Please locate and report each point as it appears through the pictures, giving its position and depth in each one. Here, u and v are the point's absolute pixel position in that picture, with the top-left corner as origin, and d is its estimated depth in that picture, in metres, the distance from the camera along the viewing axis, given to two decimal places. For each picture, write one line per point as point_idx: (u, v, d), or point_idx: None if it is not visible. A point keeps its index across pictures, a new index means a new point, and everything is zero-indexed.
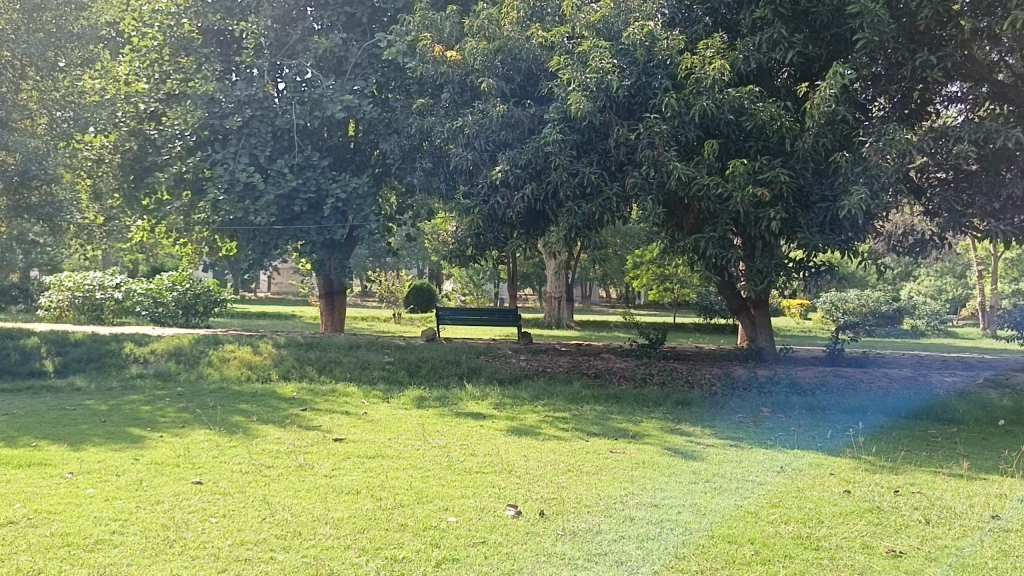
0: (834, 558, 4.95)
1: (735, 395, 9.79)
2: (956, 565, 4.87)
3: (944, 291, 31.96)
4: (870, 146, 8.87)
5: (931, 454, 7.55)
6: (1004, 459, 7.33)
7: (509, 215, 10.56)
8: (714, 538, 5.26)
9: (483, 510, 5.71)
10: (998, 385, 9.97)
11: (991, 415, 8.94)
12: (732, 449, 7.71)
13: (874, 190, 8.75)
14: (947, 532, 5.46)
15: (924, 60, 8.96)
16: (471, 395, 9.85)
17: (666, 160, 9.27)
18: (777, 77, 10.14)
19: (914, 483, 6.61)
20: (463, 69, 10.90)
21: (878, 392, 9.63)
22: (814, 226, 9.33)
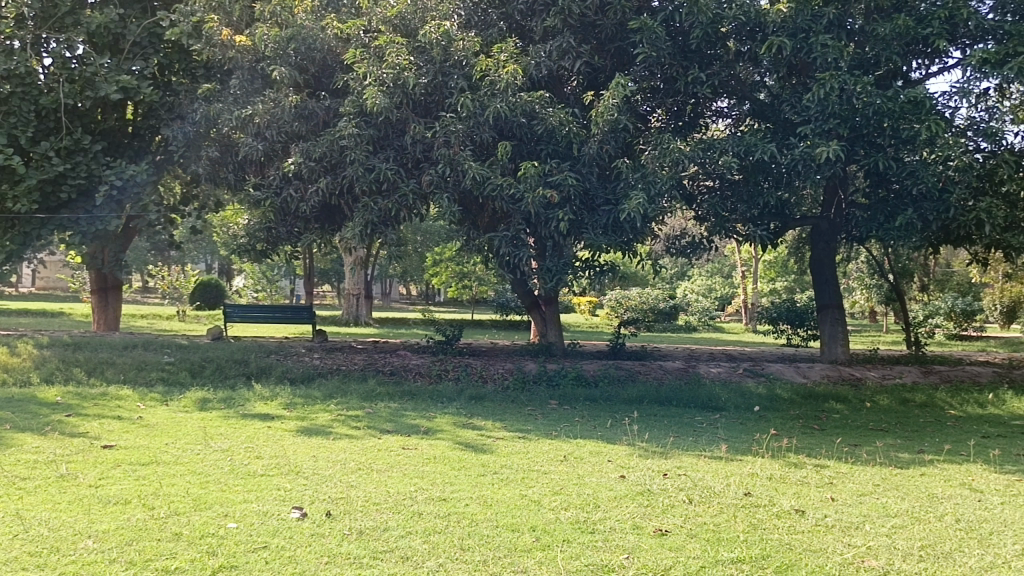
0: (607, 539, 5.25)
1: (525, 389, 10.15)
2: (712, 539, 5.33)
3: (713, 288, 34.88)
4: (648, 154, 9.56)
5: (696, 439, 8.21)
6: (756, 441, 8.12)
7: (303, 209, 10.29)
8: (498, 528, 5.42)
9: (266, 514, 5.52)
10: (754, 374, 11.05)
11: (748, 402, 9.87)
12: (520, 440, 7.97)
13: (651, 195, 9.37)
14: (706, 510, 5.96)
15: (695, 77, 9.80)
16: (260, 396, 9.49)
17: (461, 159, 9.41)
18: (567, 85, 10.62)
19: (681, 466, 7.17)
20: (254, 56, 10.53)
21: (654, 383, 10.34)
22: (599, 228, 9.82)
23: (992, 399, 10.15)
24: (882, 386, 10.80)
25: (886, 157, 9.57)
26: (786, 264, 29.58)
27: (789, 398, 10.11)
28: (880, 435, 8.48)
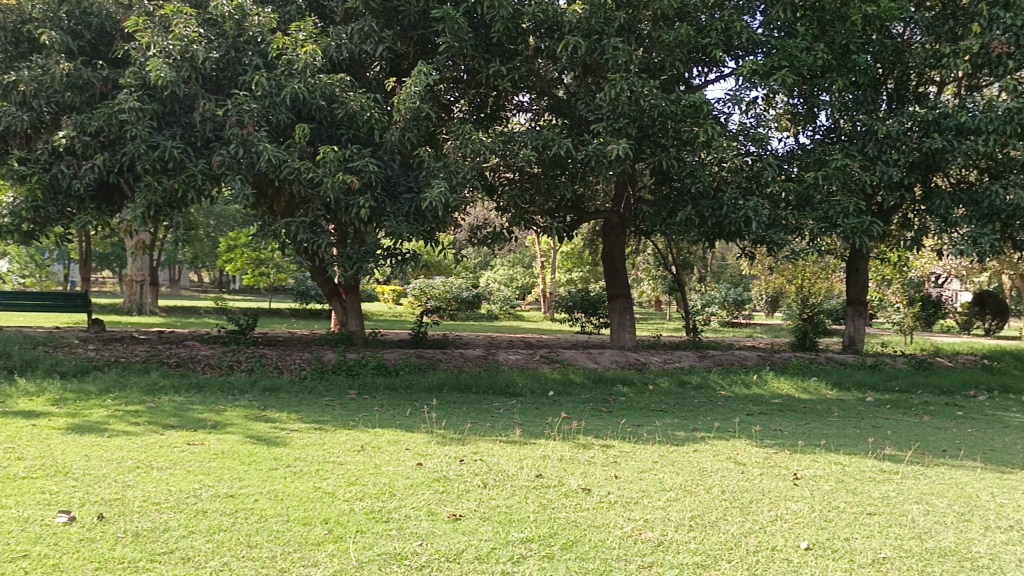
0: (401, 528, 5.25)
1: (324, 379, 9.95)
2: (503, 522, 5.48)
3: (514, 278, 35.89)
4: (451, 144, 9.74)
5: (492, 424, 8.41)
6: (548, 424, 8.46)
7: (76, 187, 9.43)
8: (289, 522, 5.25)
9: (26, 520, 5.01)
10: (550, 360, 11.50)
11: (543, 387, 10.25)
12: (315, 431, 7.79)
13: (453, 184, 9.47)
14: (499, 493, 6.12)
15: (496, 70, 9.96)
16: (23, 391, 8.60)
17: (256, 141, 9.00)
18: (369, 70, 10.57)
19: (477, 451, 7.31)
20: (18, 16, 9.49)
21: (454, 371, 10.48)
22: (401, 216, 9.69)
23: (756, 379, 11.22)
24: (664, 369, 11.61)
25: (669, 156, 10.28)
26: (582, 256, 31.31)
27: (580, 382, 10.61)
28: (659, 415, 9.11)
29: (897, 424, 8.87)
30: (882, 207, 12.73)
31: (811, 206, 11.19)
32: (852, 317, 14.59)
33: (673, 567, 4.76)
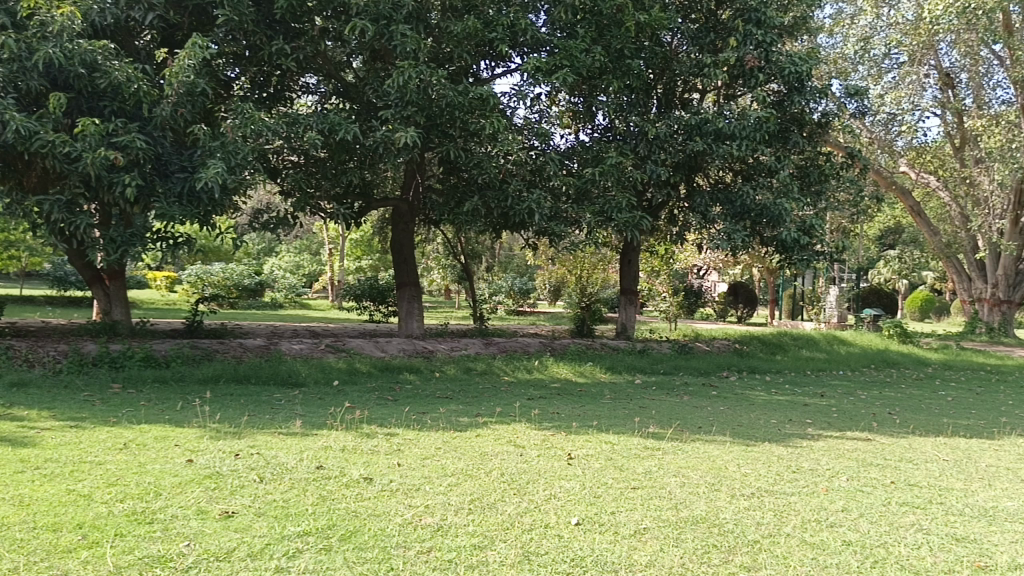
0: (166, 529, 4.92)
1: (82, 373, 9.17)
2: (280, 516, 5.29)
3: (300, 266, 34.82)
4: (229, 123, 9.34)
5: (272, 416, 8.11)
6: (330, 414, 8.30)
7: None
8: (35, 530, 4.75)
9: None
10: (335, 349, 11.31)
11: (327, 376, 10.04)
12: (70, 430, 7.12)
13: (231, 165, 9.04)
14: (276, 487, 5.91)
15: (279, 48, 9.74)
16: None
17: (1, 108, 8.06)
18: (139, 39, 9.84)
19: (254, 445, 7.02)
20: None
21: (232, 363, 10.00)
22: (172, 197, 9.09)
23: (537, 365, 11.68)
24: (450, 357, 11.78)
25: (456, 147, 10.49)
26: (371, 244, 31.00)
27: (366, 371, 10.52)
28: (444, 402, 9.24)
29: (660, 404, 9.60)
30: (651, 203, 13.68)
31: (589, 200, 11.82)
32: (624, 306, 15.57)
33: (451, 550, 4.85)
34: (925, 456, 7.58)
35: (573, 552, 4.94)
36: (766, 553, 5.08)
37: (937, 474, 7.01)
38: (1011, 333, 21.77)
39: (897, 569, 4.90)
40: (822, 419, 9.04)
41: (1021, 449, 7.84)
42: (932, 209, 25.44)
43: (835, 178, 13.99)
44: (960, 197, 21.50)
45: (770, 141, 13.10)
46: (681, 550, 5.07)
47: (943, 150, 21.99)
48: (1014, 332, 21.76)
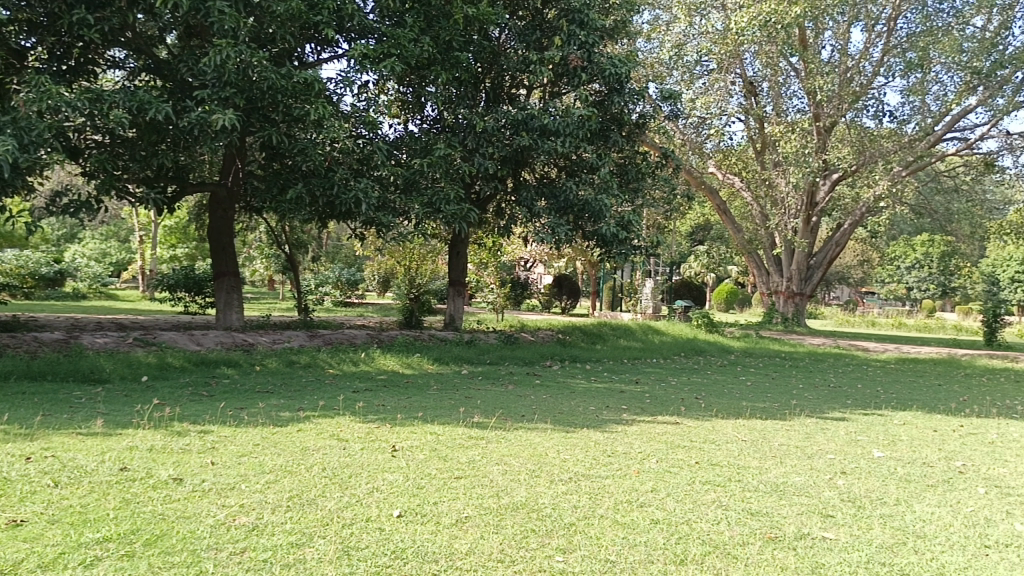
0: None
1: None
2: (78, 522, 4.90)
3: (107, 254, 32.37)
4: (22, 96, 8.56)
5: (69, 416, 7.50)
6: (137, 412, 7.79)
7: None
8: None
9: None
10: (145, 343, 10.63)
11: (135, 372, 9.42)
12: None
13: (23, 142, 8.28)
14: (74, 492, 5.47)
15: (80, 17, 9.05)
16: None
17: None
18: None
19: (49, 447, 6.46)
20: None
21: (23, 359, 9.16)
22: None
23: (363, 357, 11.52)
24: (271, 350, 11.38)
25: (279, 132, 10.21)
26: (188, 231, 29.36)
27: (179, 366, 9.96)
28: (264, 397, 8.92)
29: (485, 394, 9.75)
30: (480, 196, 13.84)
31: (417, 191, 11.85)
32: (452, 297, 15.65)
33: (266, 549, 4.69)
34: (726, 437, 8.17)
35: (394, 544, 4.92)
36: (581, 535, 5.28)
37: (736, 453, 7.57)
38: (803, 323, 23.91)
39: (698, 544, 5.25)
40: (636, 405, 9.52)
41: (807, 428, 8.63)
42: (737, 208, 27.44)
43: (651, 176, 14.72)
44: (760, 197, 23.31)
45: (592, 138, 13.62)
46: (500, 536, 5.17)
47: (746, 153, 23.77)
48: (805, 322, 23.90)
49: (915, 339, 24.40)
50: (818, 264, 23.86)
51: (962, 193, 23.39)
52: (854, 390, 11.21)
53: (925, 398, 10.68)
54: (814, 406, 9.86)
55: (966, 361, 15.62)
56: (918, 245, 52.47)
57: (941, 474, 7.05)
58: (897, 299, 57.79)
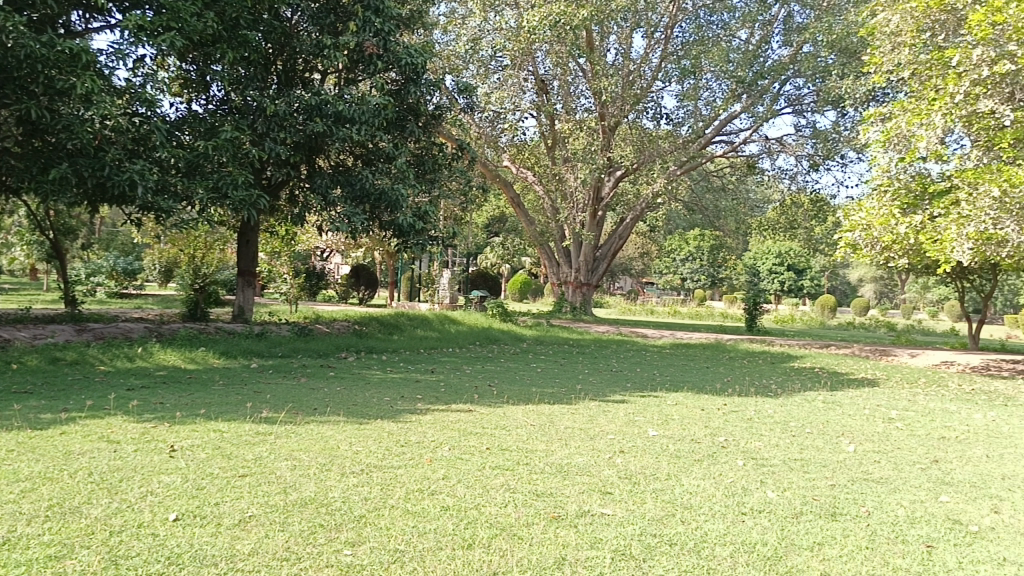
0: None
1: None
2: None
3: None
4: None
5: None
6: None
7: None
8: None
9: None
10: None
11: None
12: None
13: None
14: None
15: None
16: None
17: None
18: None
19: None
20: None
21: None
22: None
23: (140, 352, 10.73)
24: (31, 347, 10.30)
25: (39, 106, 9.35)
26: None
27: None
28: (21, 398, 8.07)
29: (275, 388, 9.42)
30: (271, 182, 13.33)
31: (201, 175, 11.25)
32: (241, 288, 14.98)
33: (19, 566, 4.24)
34: (516, 422, 8.43)
35: (168, 550, 4.62)
36: (370, 527, 5.24)
37: (524, 438, 7.84)
38: (590, 312, 25.15)
39: (486, 527, 5.37)
40: (430, 394, 9.59)
41: (591, 411, 9.10)
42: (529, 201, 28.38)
43: (448, 168, 14.84)
44: (551, 191, 24.24)
45: (389, 127, 13.54)
46: (285, 534, 5.00)
47: (538, 148, 24.70)
48: (591, 310, 25.14)
49: (688, 326, 26.44)
50: (603, 256, 25.33)
51: (728, 192, 25.64)
52: (634, 374, 11.98)
53: (695, 379, 11.61)
54: (598, 390, 10.42)
55: (731, 345, 17.12)
56: (692, 239, 56.94)
57: (705, 449, 7.69)
58: (675, 288, 62.37)
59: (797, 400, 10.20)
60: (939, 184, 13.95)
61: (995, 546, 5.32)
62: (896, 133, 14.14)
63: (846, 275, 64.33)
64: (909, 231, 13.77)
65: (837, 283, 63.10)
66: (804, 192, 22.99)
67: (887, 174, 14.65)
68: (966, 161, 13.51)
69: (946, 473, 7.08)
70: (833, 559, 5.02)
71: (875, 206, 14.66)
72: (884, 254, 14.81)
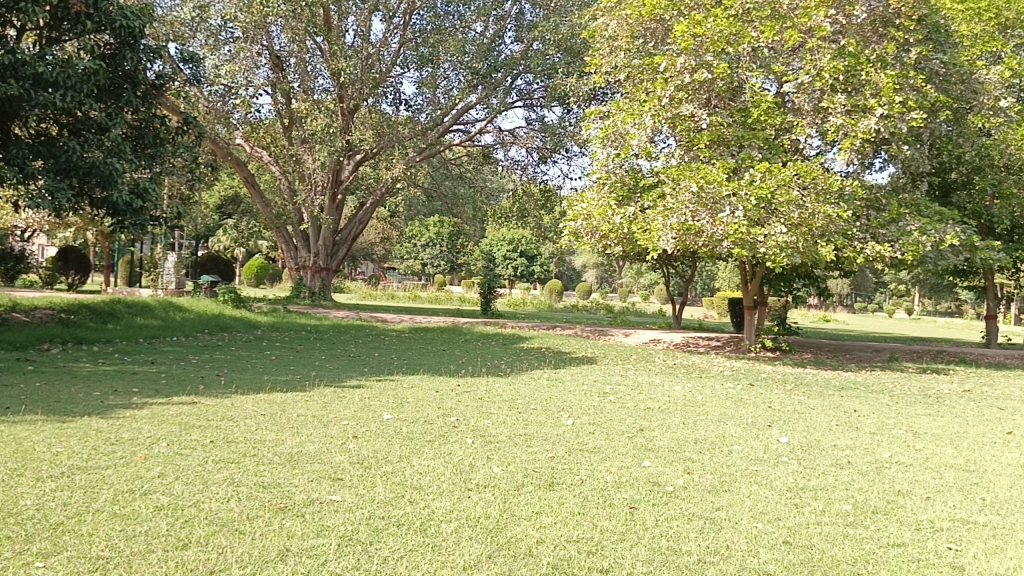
0: None
1: None
2: None
3: None
4: None
5: None
6: None
7: None
8: None
9: None
10: None
11: None
12: None
13: None
14: None
15: None
16: None
17: None
18: None
19: None
20: None
21: None
22: None
23: None
24: None
25: None
26: None
27: None
28: None
29: None
30: None
31: None
32: None
33: None
34: (244, 413, 8.06)
35: None
36: (68, 535, 4.75)
37: (252, 429, 7.51)
38: (329, 297, 24.76)
39: (204, 525, 5.09)
40: (149, 387, 8.89)
41: (324, 398, 8.94)
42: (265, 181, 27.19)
43: (170, 143, 13.79)
44: (289, 172, 23.38)
45: (102, 95, 12.34)
46: None
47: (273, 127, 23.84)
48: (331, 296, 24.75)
49: (427, 310, 26.92)
50: (343, 241, 25.18)
51: (466, 180, 26.34)
52: (371, 359, 12.00)
53: (431, 362, 11.86)
54: (332, 376, 10.29)
55: (467, 328, 17.70)
56: (431, 225, 57.95)
57: (437, 430, 7.88)
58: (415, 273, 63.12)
59: (523, 379, 10.81)
60: (648, 179, 15.41)
61: (686, 503, 5.99)
62: (613, 131, 15.44)
63: (572, 261, 69.09)
64: (624, 221, 15.00)
65: (564, 268, 67.56)
66: (534, 182, 24.24)
67: (605, 168, 15.85)
68: (671, 159, 15.04)
69: (649, 440, 7.86)
70: (548, 526, 5.37)
71: (595, 197, 15.83)
72: (602, 242, 16.01)
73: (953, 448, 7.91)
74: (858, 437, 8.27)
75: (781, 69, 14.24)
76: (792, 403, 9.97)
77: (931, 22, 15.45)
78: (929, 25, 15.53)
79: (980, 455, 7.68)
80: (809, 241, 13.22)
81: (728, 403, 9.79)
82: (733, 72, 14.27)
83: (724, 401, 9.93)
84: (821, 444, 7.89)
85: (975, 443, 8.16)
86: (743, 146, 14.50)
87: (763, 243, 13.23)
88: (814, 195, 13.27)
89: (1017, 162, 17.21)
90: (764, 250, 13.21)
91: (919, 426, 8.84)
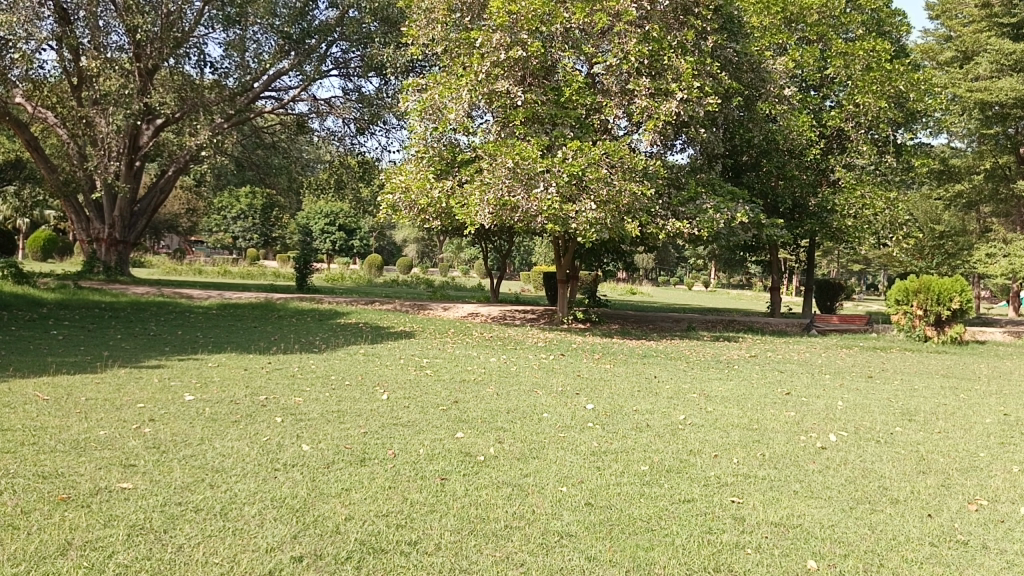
0: None
1: None
2: None
3: None
4: None
5: None
6: None
7: None
8: None
9: None
10: None
11: None
12: None
13: None
14: None
15: None
16: None
17: None
18: None
19: None
20: None
21: None
22: None
23: None
24: None
25: None
26: None
27: None
28: None
29: None
30: None
31: None
32: None
33: None
34: (23, 399, 7.35)
35: None
36: None
37: (32, 415, 6.87)
38: (127, 272, 23.15)
39: None
40: None
41: (118, 379, 8.36)
42: (52, 145, 24.86)
43: None
44: (79, 135, 21.48)
45: None
46: None
47: (59, 86, 21.80)
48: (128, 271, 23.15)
49: (236, 286, 25.91)
50: (142, 212, 23.64)
51: (280, 149, 25.33)
52: (172, 337, 11.34)
53: (239, 340, 11.37)
54: (128, 356, 9.62)
55: (281, 304, 17.15)
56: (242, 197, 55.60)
57: (244, 409, 7.57)
58: (225, 247, 60.20)
59: (340, 354, 10.64)
60: (466, 154, 15.55)
61: (496, 472, 6.12)
62: (431, 105, 15.40)
63: (391, 236, 68.49)
64: (441, 195, 15.01)
65: (383, 243, 67.05)
66: (351, 154, 23.75)
67: (423, 141, 15.80)
68: (488, 135, 15.19)
69: (462, 412, 7.97)
70: (357, 503, 5.29)
71: (414, 170, 15.71)
72: (420, 216, 15.96)
73: (739, 409, 8.61)
74: (657, 401, 8.81)
75: (591, 51, 14.77)
76: (598, 371, 10.47)
77: (727, 12, 16.65)
78: (724, 15, 16.72)
79: (761, 413, 8.43)
80: (616, 217, 13.88)
81: (539, 373, 10.14)
82: (547, 51, 14.71)
83: (535, 370, 10.28)
84: (623, 410, 8.33)
85: (758, 403, 8.95)
86: (556, 124, 14.95)
87: (574, 219, 13.75)
88: (621, 172, 13.93)
89: (798, 147, 18.85)
90: (575, 225, 13.71)
91: (710, 389, 9.56)
